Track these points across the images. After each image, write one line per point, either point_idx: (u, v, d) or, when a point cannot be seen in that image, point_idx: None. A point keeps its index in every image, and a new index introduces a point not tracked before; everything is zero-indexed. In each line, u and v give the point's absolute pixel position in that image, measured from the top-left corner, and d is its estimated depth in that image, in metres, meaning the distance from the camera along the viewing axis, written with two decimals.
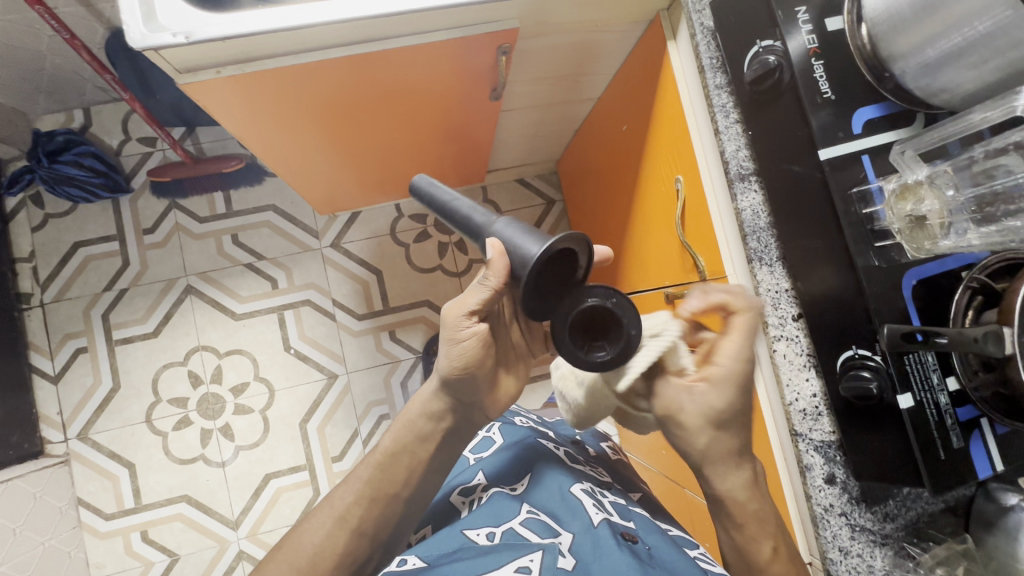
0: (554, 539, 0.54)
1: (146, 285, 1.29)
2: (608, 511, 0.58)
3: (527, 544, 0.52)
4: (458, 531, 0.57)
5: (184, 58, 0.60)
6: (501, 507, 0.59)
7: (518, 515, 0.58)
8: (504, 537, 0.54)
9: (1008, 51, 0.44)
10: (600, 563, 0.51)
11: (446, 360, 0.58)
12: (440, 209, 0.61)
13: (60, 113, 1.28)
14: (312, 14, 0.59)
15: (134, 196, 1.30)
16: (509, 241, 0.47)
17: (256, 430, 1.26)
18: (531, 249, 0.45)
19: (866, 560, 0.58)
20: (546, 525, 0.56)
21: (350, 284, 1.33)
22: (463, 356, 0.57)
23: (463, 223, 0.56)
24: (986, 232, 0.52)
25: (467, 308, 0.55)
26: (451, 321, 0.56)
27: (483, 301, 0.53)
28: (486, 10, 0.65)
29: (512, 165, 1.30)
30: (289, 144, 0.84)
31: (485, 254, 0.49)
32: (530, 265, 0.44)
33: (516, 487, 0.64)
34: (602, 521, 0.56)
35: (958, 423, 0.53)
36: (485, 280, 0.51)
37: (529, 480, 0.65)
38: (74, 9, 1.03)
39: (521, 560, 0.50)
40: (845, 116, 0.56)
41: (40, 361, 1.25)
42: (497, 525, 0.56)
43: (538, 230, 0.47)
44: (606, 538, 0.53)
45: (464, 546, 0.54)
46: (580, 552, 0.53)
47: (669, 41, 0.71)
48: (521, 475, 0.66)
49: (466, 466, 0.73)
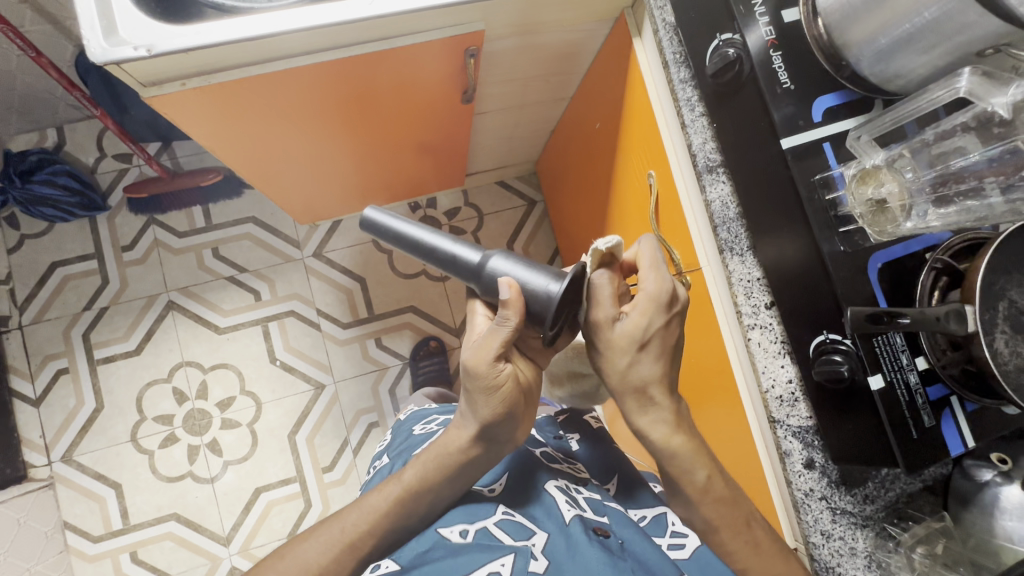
0: (526, 540, 0.53)
1: (127, 303, 1.27)
2: (581, 507, 0.59)
3: (501, 547, 0.52)
4: (432, 529, 0.57)
5: (148, 71, 0.60)
6: (477, 509, 0.59)
7: (493, 515, 0.58)
8: (476, 536, 0.54)
9: (954, 37, 0.45)
10: (573, 563, 0.51)
11: (485, 410, 0.52)
12: (411, 244, 0.61)
13: (33, 133, 1.27)
14: (275, 22, 0.59)
15: (112, 213, 1.29)
16: (521, 278, 0.50)
17: (244, 445, 1.25)
18: (552, 285, 0.48)
19: (848, 542, 0.58)
20: (520, 525, 0.56)
21: (335, 293, 1.32)
22: (505, 401, 0.51)
23: (450, 260, 0.57)
24: (945, 213, 0.53)
25: (494, 353, 0.50)
26: (481, 373, 0.50)
27: (506, 340, 0.50)
28: (449, 14, 0.65)
29: (491, 168, 1.31)
30: (264, 154, 0.84)
31: (502, 294, 0.48)
32: (558, 300, 0.47)
33: (494, 488, 0.64)
34: (574, 518, 0.56)
35: (928, 403, 0.54)
36: (501, 320, 0.49)
37: (506, 480, 0.65)
38: (42, 28, 1.03)
39: (492, 564, 0.50)
40: (805, 105, 0.57)
41: (21, 384, 1.23)
42: (471, 522, 0.57)
43: (542, 265, 0.51)
44: (578, 536, 0.53)
45: (435, 546, 0.54)
46: (553, 552, 0.52)
47: (635, 39, 0.72)
48: (499, 475, 0.67)
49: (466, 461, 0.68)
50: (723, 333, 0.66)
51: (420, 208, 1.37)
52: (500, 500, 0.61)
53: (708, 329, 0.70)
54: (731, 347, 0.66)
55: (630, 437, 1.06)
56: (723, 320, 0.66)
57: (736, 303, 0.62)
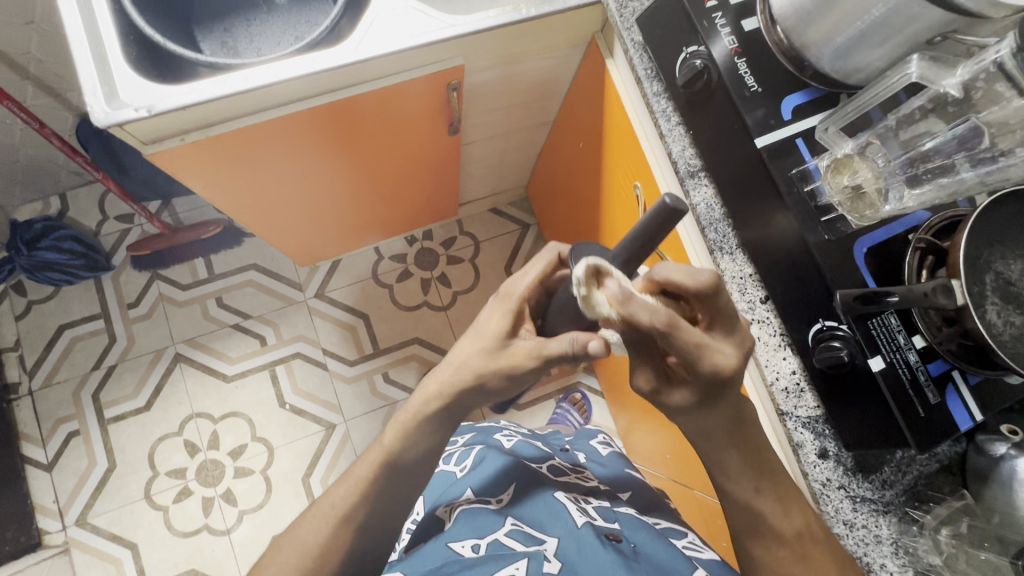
0: (538, 546, 0.57)
1: (135, 359, 1.29)
2: (591, 515, 0.62)
3: (512, 554, 0.55)
4: (443, 544, 0.60)
5: (149, 130, 0.63)
6: (486, 521, 0.62)
7: (503, 527, 0.60)
8: (488, 549, 0.57)
9: (902, 29, 0.48)
10: (586, 563, 0.54)
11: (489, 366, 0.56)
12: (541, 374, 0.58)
13: (37, 202, 1.31)
14: (266, 74, 0.63)
15: (116, 272, 1.32)
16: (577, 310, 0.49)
17: (258, 492, 1.24)
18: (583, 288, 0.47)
19: (873, 530, 0.58)
20: (530, 534, 0.59)
21: (338, 331, 1.34)
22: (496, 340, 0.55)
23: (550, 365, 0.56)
24: (920, 193, 0.55)
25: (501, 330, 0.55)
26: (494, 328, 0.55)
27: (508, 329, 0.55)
28: (427, 52, 0.69)
29: (483, 196, 1.34)
30: (258, 198, 0.85)
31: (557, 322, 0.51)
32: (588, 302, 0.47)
33: (501, 499, 0.66)
34: (585, 523, 0.59)
35: (931, 379, 0.55)
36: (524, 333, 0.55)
37: (513, 490, 0.67)
38: (45, 102, 1.08)
39: (508, 568, 0.53)
40: (775, 105, 0.59)
41: (32, 450, 1.23)
42: (481, 536, 0.59)
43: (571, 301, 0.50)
44: (589, 539, 0.57)
45: (451, 560, 0.57)
46: (565, 556, 0.56)
47: (608, 60, 0.76)
48: (505, 485, 0.68)
49: (453, 480, 0.73)
50: None
51: (417, 241, 1.41)
52: (506, 509, 0.63)
53: None
54: None
55: (651, 452, 1.04)
56: None
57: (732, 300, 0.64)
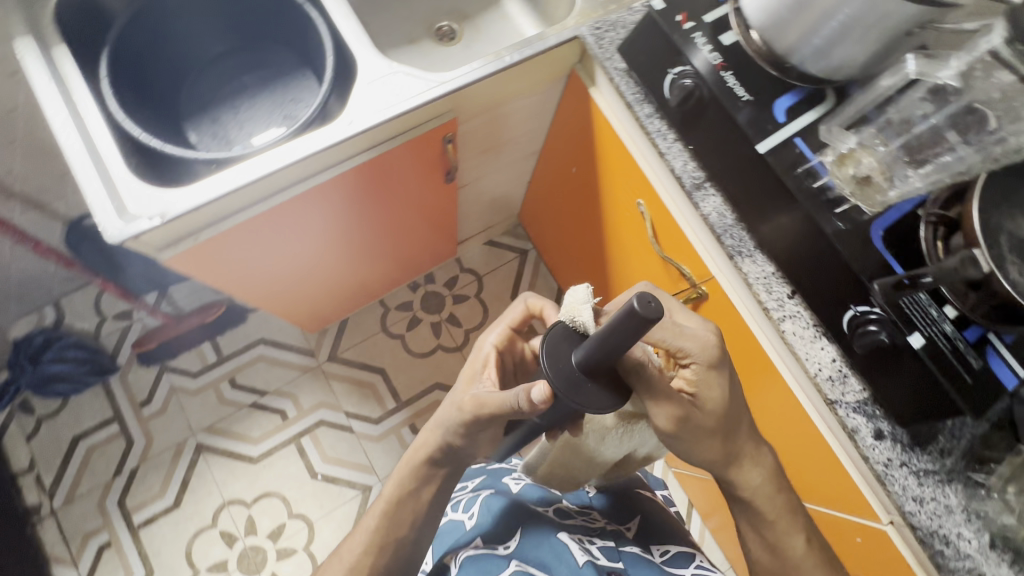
0: None
1: (156, 457, 1.25)
2: (593, 554, 0.65)
3: None
4: None
5: (163, 236, 0.63)
6: (491, 563, 0.62)
7: (508, 568, 0.61)
8: None
9: (881, 25, 0.50)
10: None
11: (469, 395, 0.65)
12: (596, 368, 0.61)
13: (31, 315, 1.27)
14: (272, 162, 0.64)
15: (123, 372, 1.29)
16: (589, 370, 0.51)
17: (305, 570, 1.20)
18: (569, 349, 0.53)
19: (942, 500, 0.59)
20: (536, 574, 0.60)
21: (358, 391, 1.32)
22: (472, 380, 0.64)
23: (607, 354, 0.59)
24: (925, 172, 0.56)
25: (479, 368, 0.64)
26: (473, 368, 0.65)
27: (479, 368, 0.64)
28: (421, 111, 0.70)
29: (479, 232, 1.36)
30: (268, 280, 0.85)
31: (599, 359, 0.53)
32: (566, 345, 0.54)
33: (508, 546, 0.66)
34: (587, 562, 0.62)
35: (970, 345, 0.56)
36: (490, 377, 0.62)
37: (519, 537, 0.67)
38: (31, 216, 1.07)
39: None
40: (766, 109, 0.61)
41: (64, 571, 1.18)
42: None
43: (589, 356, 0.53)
44: None
45: None
46: None
47: (592, 89, 0.78)
48: (511, 533, 0.68)
49: (463, 529, 0.72)
50: (757, 334, 0.69)
51: (420, 286, 1.41)
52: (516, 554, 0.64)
53: (741, 337, 0.72)
54: (768, 343, 0.69)
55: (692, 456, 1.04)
56: (754, 322, 0.69)
57: (760, 301, 0.65)
